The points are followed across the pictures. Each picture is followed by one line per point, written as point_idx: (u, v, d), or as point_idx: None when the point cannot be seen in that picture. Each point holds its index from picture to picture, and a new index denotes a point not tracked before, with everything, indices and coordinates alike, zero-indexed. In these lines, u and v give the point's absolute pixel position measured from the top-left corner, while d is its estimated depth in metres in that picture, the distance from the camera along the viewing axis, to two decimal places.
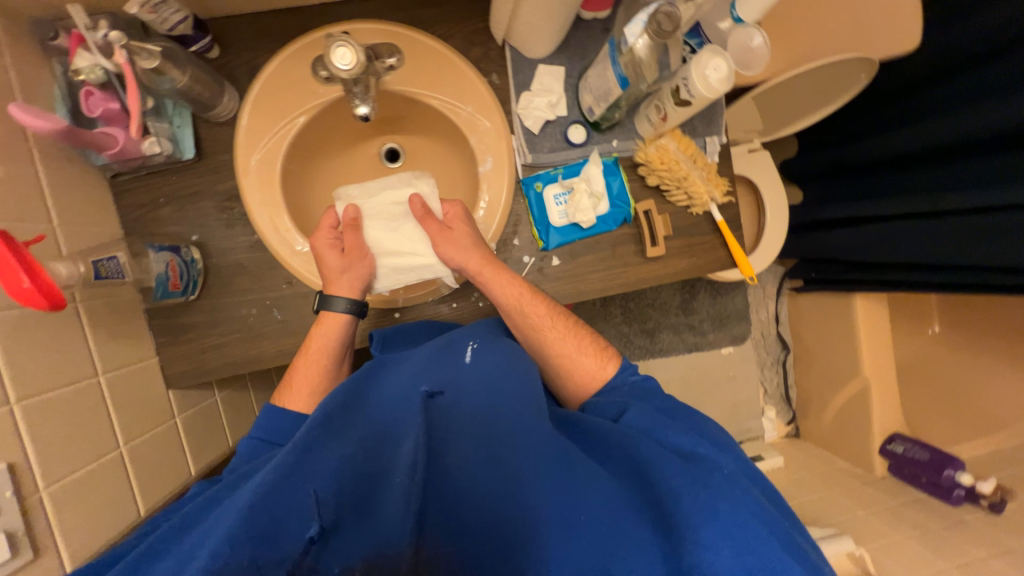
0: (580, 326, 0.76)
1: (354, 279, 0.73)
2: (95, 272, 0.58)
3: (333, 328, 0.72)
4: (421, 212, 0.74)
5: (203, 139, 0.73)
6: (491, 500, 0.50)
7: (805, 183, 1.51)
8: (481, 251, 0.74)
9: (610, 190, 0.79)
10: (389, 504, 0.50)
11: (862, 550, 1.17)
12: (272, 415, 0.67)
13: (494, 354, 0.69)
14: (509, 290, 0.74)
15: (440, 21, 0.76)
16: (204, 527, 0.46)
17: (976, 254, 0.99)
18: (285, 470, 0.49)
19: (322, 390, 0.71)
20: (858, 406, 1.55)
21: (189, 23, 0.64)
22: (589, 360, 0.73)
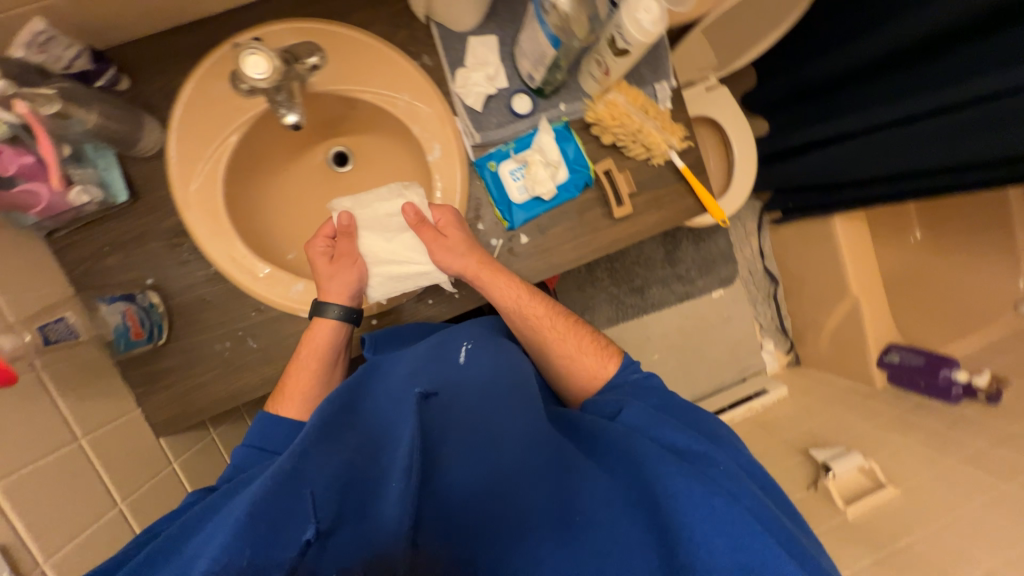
0: (583, 326, 0.77)
1: (346, 288, 0.70)
2: (43, 337, 0.57)
3: (324, 337, 0.70)
4: (415, 218, 0.71)
5: (134, 178, 0.69)
6: (491, 498, 0.51)
7: (769, 111, 1.48)
8: (478, 255, 0.72)
9: (566, 156, 0.76)
10: (387, 502, 0.49)
11: (872, 463, 1.19)
12: (267, 424, 0.66)
13: (486, 359, 0.71)
14: (507, 294, 0.73)
15: (357, 9, 0.71)
16: (201, 539, 0.46)
17: (952, 152, 0.99)
18: (283, 474, 0.48)
19: (315, 397, 0.70)
20: (852, 325, 1.57)
21: (86, 56, 0.61)
22: (590, 359, 0.74)
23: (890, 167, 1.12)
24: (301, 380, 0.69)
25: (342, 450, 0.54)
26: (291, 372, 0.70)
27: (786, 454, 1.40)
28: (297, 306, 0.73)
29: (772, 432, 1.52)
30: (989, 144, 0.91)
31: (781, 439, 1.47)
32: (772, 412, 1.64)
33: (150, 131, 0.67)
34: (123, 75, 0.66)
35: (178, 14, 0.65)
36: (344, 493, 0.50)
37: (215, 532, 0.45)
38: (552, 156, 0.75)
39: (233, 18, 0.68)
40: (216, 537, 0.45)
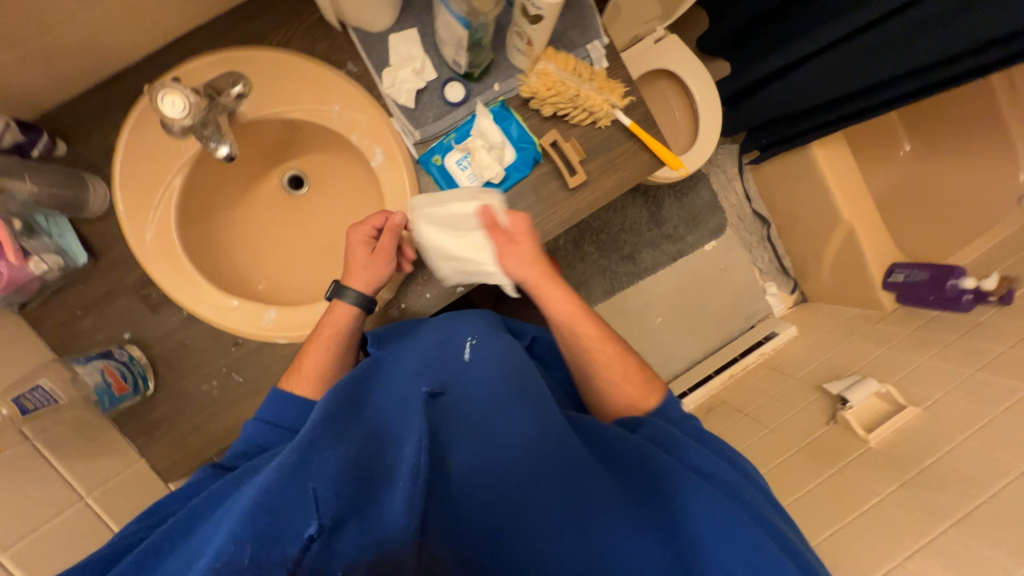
0: (631, 353, 0.74)
1: (377, 276, 0.72)
2: (21, 407, 0.57)
3: (340, 321, 0.71)
4: (490, 220, 0.69)
5: (90, 238, 0.70)
6: (497, 503, 0.52)
7: (729, 50, 1.43)
8: (542, 267, 0.72)
9: (509, 136, 0.75)
10: (391, 498, 0.48)
11: (888, 387, 1.17)
12: (280, 398, 0.67)
13: (486, 358, 0.70)
14: (563, 310, 0.73)
15: (272, 28, 0.71)
16: (202, 535, 0.45)
17: (924, 48, 0.94)
18: (286, 467, 0.47)
19: (329, 378, 0.70)
20: (851, 252, 1.53)
21: (14, 128, 0.61)
22: (633, 389, 0.72)
23: (859, 79, 1.09)
24: (315, 359, 0.70)
25: (347, 446, 0.53)
26: (307, 350, 0.70)
27: (803, 392, 1.38)
28: (272, 334, 0.73)
29: (786, 374, 1.50)
30: (960, 32, 0.87)
31: (797, 379, 1.45)
32: (784, 354, 1.62)
33: (94, 189, 0.68)
34: (58, 140, 0.66)
35: (98, 68, 0.65)
36: (347, 490, 0.48)
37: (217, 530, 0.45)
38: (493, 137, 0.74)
39: (151, 63, 0.68)
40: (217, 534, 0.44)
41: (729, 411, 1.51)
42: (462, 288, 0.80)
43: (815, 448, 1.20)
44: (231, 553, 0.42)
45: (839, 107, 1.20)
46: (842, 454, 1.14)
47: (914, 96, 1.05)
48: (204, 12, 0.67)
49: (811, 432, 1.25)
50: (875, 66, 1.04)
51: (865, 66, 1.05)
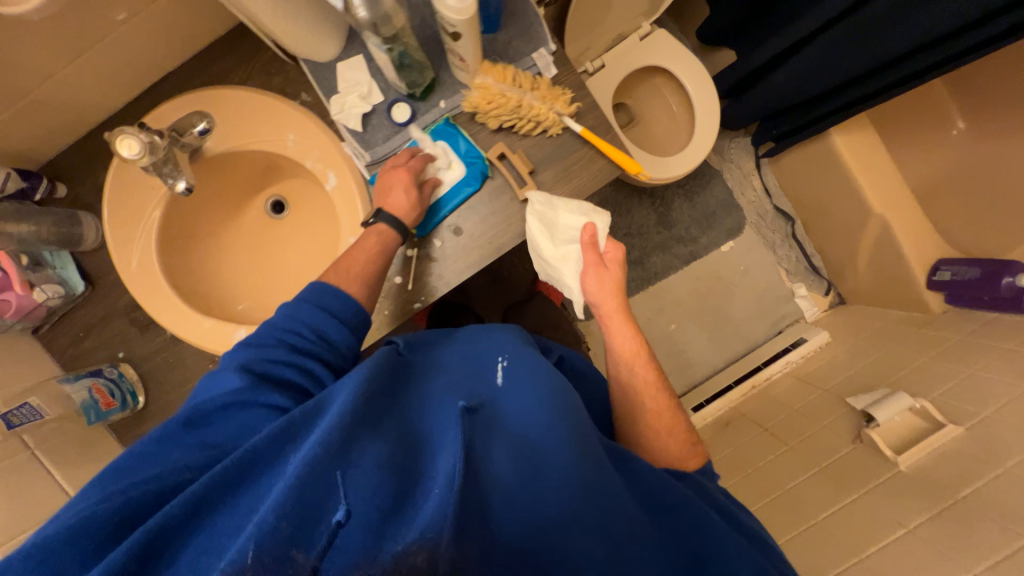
0: (679, 413, 0.76)
1: (412, 212, 0.72)
2: (8, 422, 0.65)
3: (381, 235, 0.71)
4: (588, 240, 0.73)
5: (89, 268, 0.79)
6: (535, 526, 0.51)
7: (731, 38, 1.34)
8: (620, 299, 0.75)
9: (458, 151, 0.75)
10: (426, 505, 0.46)
11: (922, 402, 1.02)
12: (319, 291, 0.67)
13: (527, 369, 0.64)
14: (628, 344, 0.76)
15: (234, 67, 0.76)
16: (240, 509, 0.44)
17: (926, 24, 0.83)
18: (324, 452, 0.44)
19: (373, 281, 0.71)
20: (888, 247, 1.36)
21: (15, 177, 0.69)
22: (673, 444, 0.74)
23: (868, 59, 0.97)
24: (355, 262, 0.70)
25: (382, 442, 0.50)
26: (347, 254, 0.71)
27: (828, 406, 1.25)
28: None
29: (813, 385, 1.36)
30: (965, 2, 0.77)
31: (823, 391, 1.31)
32: (814, 363, 1.47)
33: (88, 225, 0.77)
34: (58, 183, 0.75)
35: (85, 118, 0.73)
36: (382, 489, 0.46)
37: (252, 511, 0.43)
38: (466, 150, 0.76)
39: (131, 110, 0.76)
40: (251, 518, 0.42)
41: (748, 426, 1.39)
42: (418, 304, 0.80)
43: (837, 471, 1.07)
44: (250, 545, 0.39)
45: (853, 90, 1.08)
46: (866, 479, 1.01)
47: (941, 67, 0.92)
48: (172, 60, 0.74)
49: (834, 452, 1.12)
50: (875, 49, 0.94)
51: (864, 50, 0.95)
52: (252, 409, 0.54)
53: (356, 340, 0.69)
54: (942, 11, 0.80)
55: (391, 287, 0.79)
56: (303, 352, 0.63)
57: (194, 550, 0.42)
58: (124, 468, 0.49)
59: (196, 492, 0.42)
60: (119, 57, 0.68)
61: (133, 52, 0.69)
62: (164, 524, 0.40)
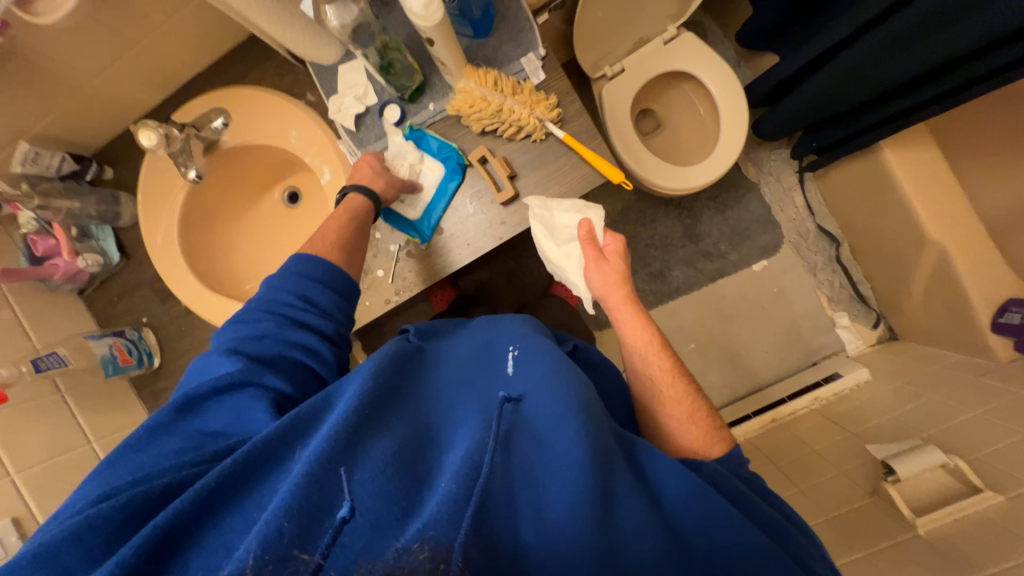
0: (699, 395, 0.71)
1: (390, 191, 0.76)
2: (35, 366, 0.74)
3: (351, 206, 0.73)
4: (585, 235, 0.72)
5: (126, 242, 0.90)
6: (555, 536, 0.47)
7: (772, 42, 1.25)
8: (626, 290, 0.72)
9: (430, 149, 0.78)
10: (431, 503, 0.44)
11: (957, 460, 0.89)
12: (306, 260, 0.69)
13: (533, 356, 0.67)
14: (639, 336, 0.72)
15: (252, 69, 0.84)
16: (250, 506, 0.43)
17: (983, 25, 0.74)
18: (328, 449, 0.45)
19: (341, 246, 0.72)
20: (944, 280, 1.19)
21: (70, 160, 0.81)
22: (697, 432, 0.68)
23: (914, 66, 0.88)
24: (329, 231, 0.73)
25: (389, 438, 0.50)
26: (321, 228, 0.74)
27: (850, 451, 1.12)
28: None
29: (840, 427, 1.23)
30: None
31: (849, 434, 1.18)
32: (846, 403, 1.32)
33: (126, 205, 0.89)
34: (106, 166, 0.87)
35: (128, 112, 0.84)
36: (388, 488, 0.45)
37: (261, 508, 0.43)
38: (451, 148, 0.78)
39: (167, 106, 0.86)
40: (257, 517, 0.42)
41: (759, 461, 1.28)
42: (395, 300, 0.83)
43: (849, 526, 0.96)
44: (256, 541, 0.38)
45: (902, 99, 0.97)
46: (876, 539, 0.90)
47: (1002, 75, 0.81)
48: (201, 63, 0.83)
49: (848, 502, 1.01)
50: (926, 51, 0.84)
51: (914, 52, 0.85)
52: (249, 389, 0.57)
53: (345, 302, 0.71)
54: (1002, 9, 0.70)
55: (374, 279, 0.83)
56: (293, 320, 0.65)
57: (201, 544, 0.41)
58: (127, 466, 0.50)
59: (200, 493, 0.42)
60: (154, 61, 0.78)
61: (165, 55, 0.78)
62: (173, 523, 0.40)
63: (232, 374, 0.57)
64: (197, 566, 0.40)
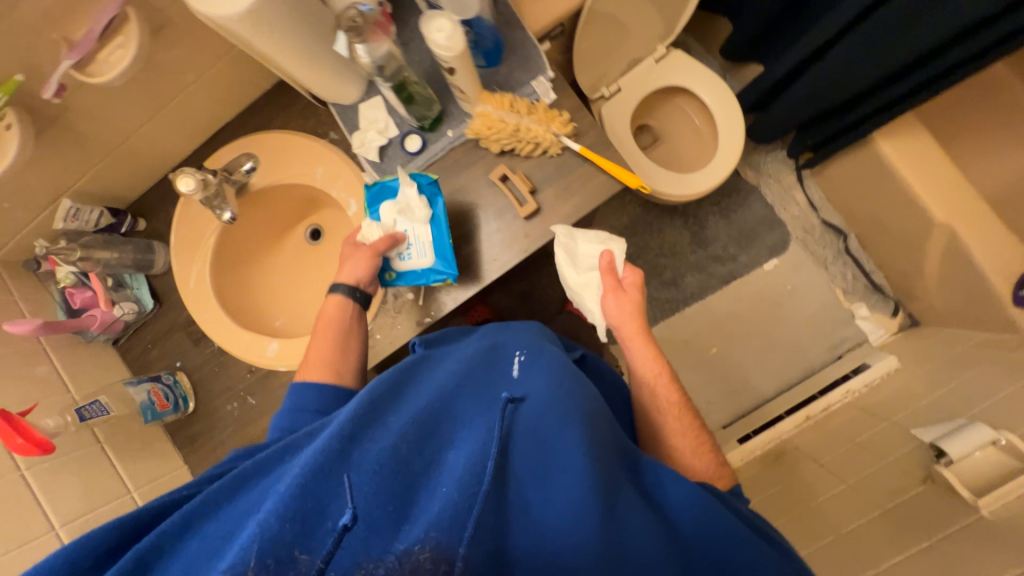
0: (706, 433, 0.74)
1: (360, 271, 0.77)
2: (80, 416, 0.75)
3: (329, 315, 0.78)
4: (607, 268, 0.77)
5: (158, 289, 0.92)
6: (547, 528, 0.49)
7: (755, 52, 1.31)
8: (639, 320, 0.75)
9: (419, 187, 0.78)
10: (429, 505, 0.47)
11: (1007, 435, 0.86)
12: (296, 391, 0.73)
13: (537, 365, 0.71)
14: (649, 366, 0.75)
15: (276, 115, 0.88)
16: (240, 513, 0.50)
17: (950, 20, 0.81)
18: (331, 456, 0.48)
19: (331, 360, 0.76)
20: (957, 259, 1.21)
21: (107, 214, 0.85)
22: (700, 464, 0.71)
23: (902, 55, 0.93)
24: (318, 351, 0.76)
25: (391, 441, 0.52)
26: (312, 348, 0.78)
27: (895, 441, 1.10)
28: (273, 362, 0.86)
29: (878, 417, 1.21)
30: None
31: (889, 423, 1.16)
32: (880, 393, 1.30)
33: (159, 252, 0.91)
34: (140, 218, 0.91)
35: (161, 164, 0.89)
36: (383, 489, 0.48)
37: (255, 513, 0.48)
38: (471, 170, 0.82)
39: (196, 156, 0.91)
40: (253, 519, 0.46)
41: (801, 461, 1.25)
42: (429, 319, 0.85)
43: (906, 516, 0.92)
44: (261, 543, 0.42)
45: (886, 89, 1.04)
46: (937, 526, 0.87)
47: (977, 58, 0.87)
48: (228, 113, 0.88)
49: (902, 492, 0.98)
50: (901, 48, 0.91)
51: (890, 50, 0.93)
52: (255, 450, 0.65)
53: None
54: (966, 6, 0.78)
55: (404, 302, 0.85)
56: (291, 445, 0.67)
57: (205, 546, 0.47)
58: None
59: (194, 507, 0.51)
60: (186, 115, 0.83)
61: (196, 108, 0.83)
62: (158, 539, 0.48)
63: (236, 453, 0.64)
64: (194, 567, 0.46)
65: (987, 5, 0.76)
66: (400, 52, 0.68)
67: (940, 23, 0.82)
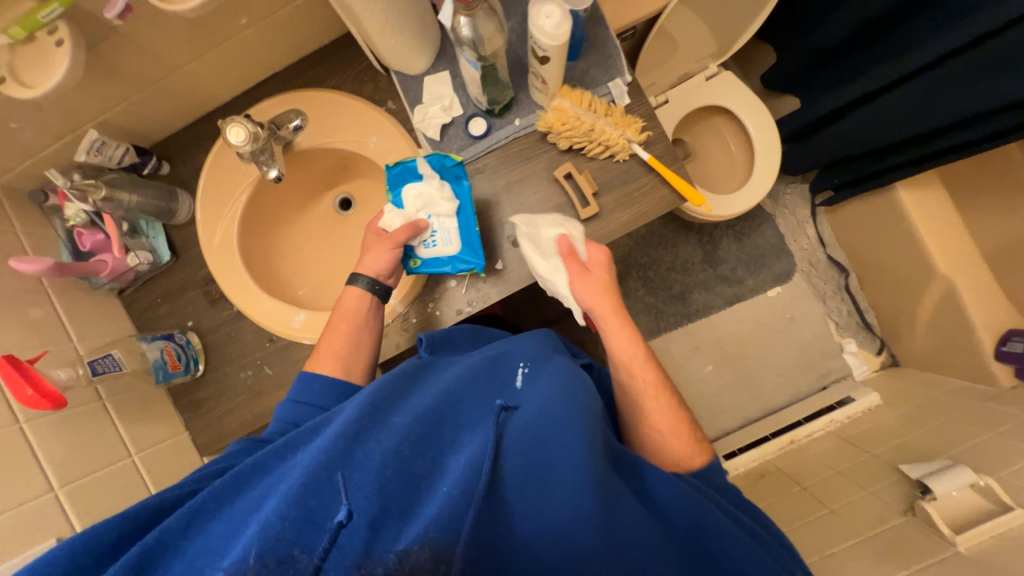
0: (686, 409, 0.73)
1: (380, 262, 0.75)
2: (93, 369, 0.70)
3: (345, 305, 0.75)
4: (565, 251, 0.74)
5: (176, 240, 0.86)
6: (546, 530, 0.50)
7: (796, 86, 1.35)
8: (611, 299, 0.75)
9: (445, 172, 0.75)
10: (428, 506, 0.48)
11: (987, 479, 0.95)
12: (305, 380, 0.70)
13: (541, 376, 0.69)
14: (625, 348, 0.73)
15: (331, 74, 0.83)
16: (238, 509, 0.49)
17: (989, 95, 0.85)
18: (329, 457, 0.49)
19: (347, 353, 0.73)
20: (951, 310, 1.29)
21: (133, 152, 0.78)
22: (679, 444, 0.69)
23: (935, 121, 0.97)
24: (332, 341, 0.73)
25: (390, 441, 0.52)
26: (325, 337, 0.75)
27: (877, 473, 1.17)
28: (298, 334, 0.82)
29: (860, 448, 1.28)
30: None
31: (871, 455, 1.23)
32: (862, 426, 1.38)
33: (182, 201, 0.84)
34: (164, 161, 0.84)
35: (198, 107, 0.82)
36: (383, 490, 0.48)
37: (255, 510, 0.48)
38: (533, 163, 0.80)
39: (238, 103, 0.84)
40: (254, 516, 0.47)
41: (783, 482, 1.31)
42: (468, 309, 0.82)
43: (884, 543, 0.99)
44: (261, 541, 0.43)
45: (914, 148, 1.08)
46: (920, 555, 0.92)
47: (1002, 137, 0.92)
48: (279, 64, 0.82)
49: (882, 521, 1.05)
50: (937, 113, 0.95)
51: (927, 113, 0.97)
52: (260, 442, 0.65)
53: None
54: (1009, 83, 0.82)
55: (445, 288, 0.82)
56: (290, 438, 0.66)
57: (207, 541, 0.47)
58: None
59: (199, 502, 0.49)
60: (236, 58, 0.76)
61: (249, 54, 0.77)
62: (161, 536, 0.46)
63: (238, 448, 0.63)
64: (193, 563, 0.45)
65: (1001, 98, 0.84)
66: (503, 38, 0.64)
67: (961, 104, 0.90)
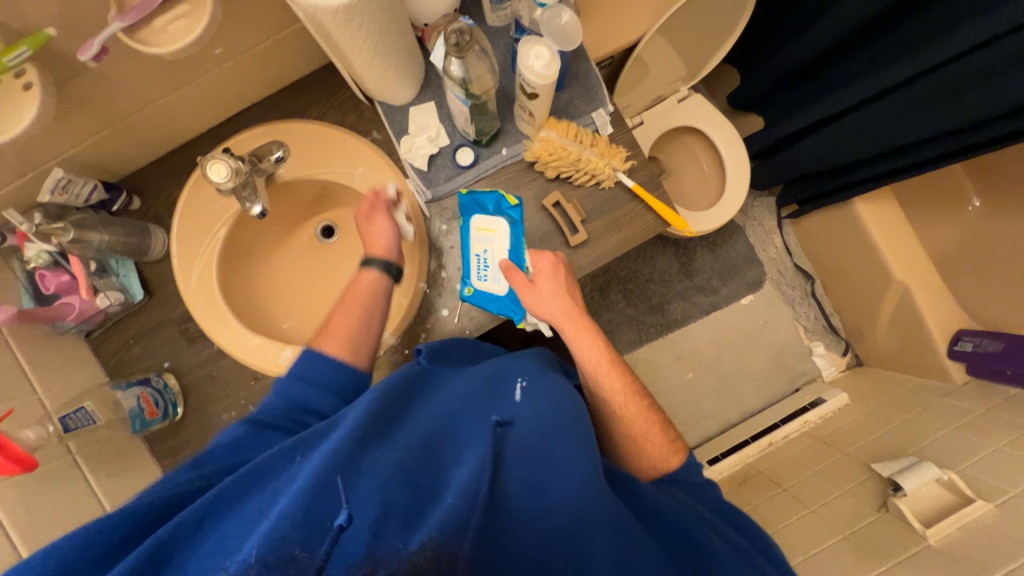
0: (658, 411, 0.75)
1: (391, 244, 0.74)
2: (65, 426, 0.66)
3: (361, 286, 0.73)
4: (505, 271, 0.73)
5: (148, 278, 0.82)
6: (550, 536, 0.50)
7: (760, 105, 1.42)
8: (566, 304, 0.73)
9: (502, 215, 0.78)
10: (439, 508, 0.45)
11: (950, 474, 1.03)
12: (309, 359, 0.65)
13: (541, 390, 0.69)
14: (589, 354, 0.74)
15: (313, 105, 0.82)
16: (232, 521, 0.44)
17: (943, 116, 0.93)
18: (336, 458, 0.45)
19: (358, 335, 0.70)
20: (909, 313, 1.38)
21: (101, 189, 0.74)
22: (655, 448, 0.72)
23: (892, 139, 1.05)
24: (343, 322, 0.70)
25: (395, 450, 0.50)
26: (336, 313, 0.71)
27: (851, 472, 1.24)
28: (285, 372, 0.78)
29: (833, 448, 1.34)
30: (984, 103, 0.86)
31: (844, 454, 1.30)
32: (833, 425, 1.45)
33: (156, 237, 0.80)
34: (135, 197, 0.80)
35: (170, 141, 0.79)
36: (392, 495, 0.45)
37: (256, 517, 0.43)
38: (523, 190, 0.81)
39: (213, 134, 0.82)
40: (254, 525, 0.42)
41: (765, 484, 1.36)
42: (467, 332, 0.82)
43: (863, 541, 1.03)
44: (261, 543, 0.38)
45: (871, 165, 1.17)
46: (897, 550, 0.97)
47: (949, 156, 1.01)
48: (257, 96, 0.80)
49: (858, 519, 1.10)
50: (894, 132, 1.03)
51: (885, 131, 1.04)
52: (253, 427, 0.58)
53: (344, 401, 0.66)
54: (957, 107, 0.90)
55: (438, 316, 0.82)
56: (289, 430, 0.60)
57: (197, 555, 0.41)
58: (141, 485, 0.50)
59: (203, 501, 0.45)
60: (212, 91, 0.74)
61: (226, 87, 0.75)
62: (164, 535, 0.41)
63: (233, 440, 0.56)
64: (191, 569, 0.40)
65: (1000, 103, 0.84)
66: (493, 78, 0.66)
67: (957, 110, 0.90)
